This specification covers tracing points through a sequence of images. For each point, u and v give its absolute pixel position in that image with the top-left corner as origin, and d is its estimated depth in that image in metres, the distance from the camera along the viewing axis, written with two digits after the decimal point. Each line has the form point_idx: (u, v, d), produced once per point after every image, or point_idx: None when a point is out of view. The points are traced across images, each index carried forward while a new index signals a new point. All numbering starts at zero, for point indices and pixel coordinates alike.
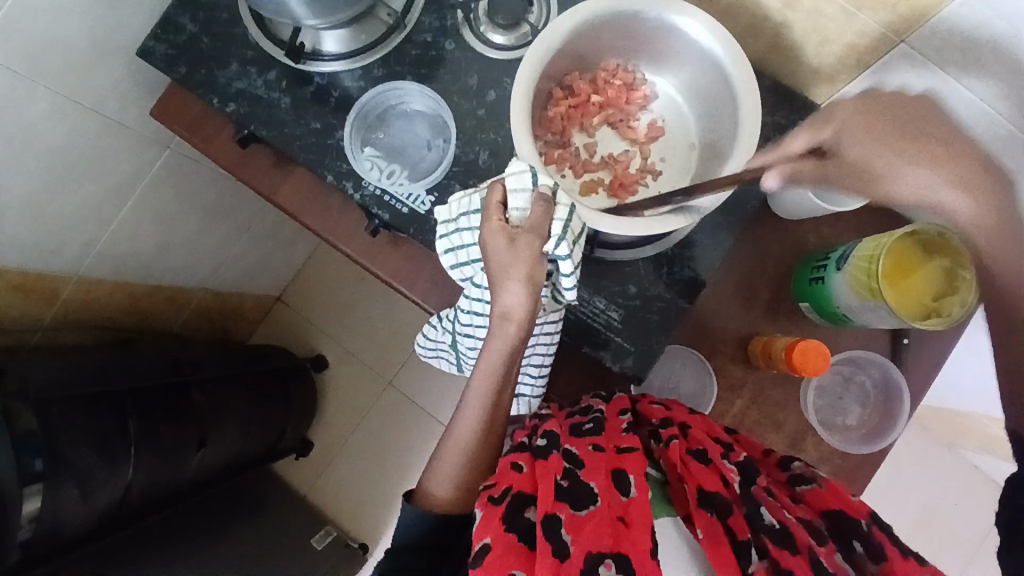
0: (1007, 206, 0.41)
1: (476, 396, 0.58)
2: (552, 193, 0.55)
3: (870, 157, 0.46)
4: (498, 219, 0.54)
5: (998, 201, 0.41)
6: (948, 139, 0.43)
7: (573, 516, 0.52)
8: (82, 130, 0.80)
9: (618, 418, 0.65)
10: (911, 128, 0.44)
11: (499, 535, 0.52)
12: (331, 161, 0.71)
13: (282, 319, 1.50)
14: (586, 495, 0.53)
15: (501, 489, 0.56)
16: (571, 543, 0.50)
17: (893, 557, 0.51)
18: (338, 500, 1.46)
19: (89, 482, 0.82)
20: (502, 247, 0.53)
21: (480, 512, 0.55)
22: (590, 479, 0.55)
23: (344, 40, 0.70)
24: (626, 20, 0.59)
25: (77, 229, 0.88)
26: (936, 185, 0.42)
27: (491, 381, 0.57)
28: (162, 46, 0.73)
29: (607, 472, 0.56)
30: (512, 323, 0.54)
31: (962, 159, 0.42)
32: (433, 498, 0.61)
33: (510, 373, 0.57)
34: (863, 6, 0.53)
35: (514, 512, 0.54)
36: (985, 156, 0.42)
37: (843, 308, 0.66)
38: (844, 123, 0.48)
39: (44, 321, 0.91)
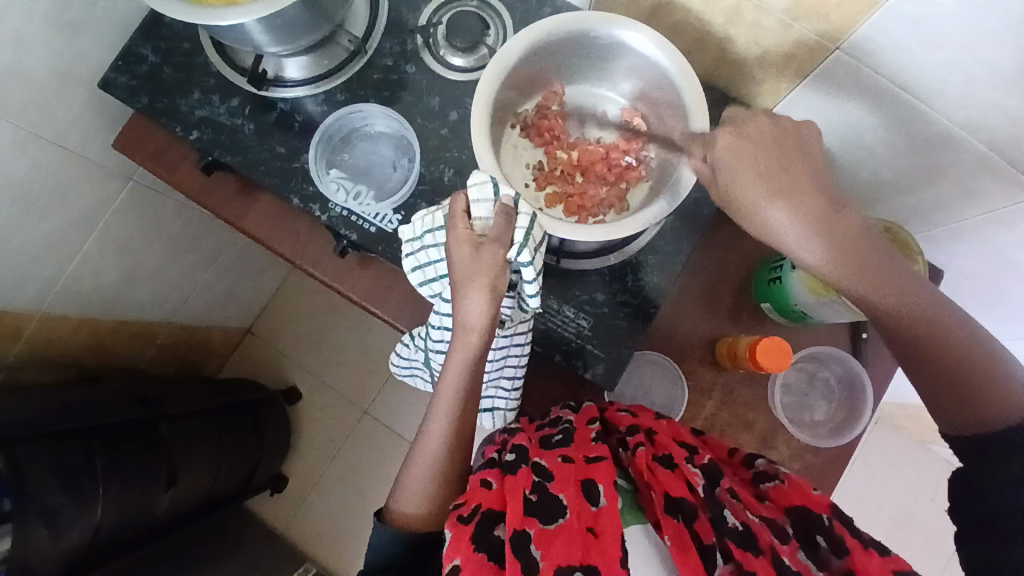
0: (843, 251, 0.51)
1: (443, 404, 0.59)
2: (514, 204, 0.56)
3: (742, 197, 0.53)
4: (464, 228, 0.56)
5: (834, 248, 0.51)
6: (806, 190, 0.52)
7: (542, 530, 0.53)
8: (42, 163, 0.79)
9: (588, 427, 0.66)
10: (775, 175, 0.52)
11: (469, 554, 0.52)
12: (297, 184, 0.71)
13: (253, 351, 1.48)
14: (557, 507, 0.55)
15: (471, 507, 0.56)
16: (542, 558, 0.51)
17: (854, 550, 0.54)
18: (317, 535, 1.42)
19: (57, 522, 0.79)
20: (467, 257, 0.55)
21: (450, 531, 0.55)
22: (560, 491, 0.56)
23: (306, 66, 0.72)
24: (578, 39, 0.62)
25: (41, 264, 0.86)
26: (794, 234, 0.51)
27: (457, 389, 0.58)
28: (123, 77, 0.73)
29: (576, 482, 0.57)
30: (474, 333, 0.56)
31: (811, 211, 0.51)
32: (406, 515, 0.60)
33: (475, 379, 0.59)
34: (797, 17, 0.56)
35: (484, 530, 0.54)
36: (826, 206, 0.52)
37: (801, 305, 0.69)
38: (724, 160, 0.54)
39: (9, 359, 0.88)
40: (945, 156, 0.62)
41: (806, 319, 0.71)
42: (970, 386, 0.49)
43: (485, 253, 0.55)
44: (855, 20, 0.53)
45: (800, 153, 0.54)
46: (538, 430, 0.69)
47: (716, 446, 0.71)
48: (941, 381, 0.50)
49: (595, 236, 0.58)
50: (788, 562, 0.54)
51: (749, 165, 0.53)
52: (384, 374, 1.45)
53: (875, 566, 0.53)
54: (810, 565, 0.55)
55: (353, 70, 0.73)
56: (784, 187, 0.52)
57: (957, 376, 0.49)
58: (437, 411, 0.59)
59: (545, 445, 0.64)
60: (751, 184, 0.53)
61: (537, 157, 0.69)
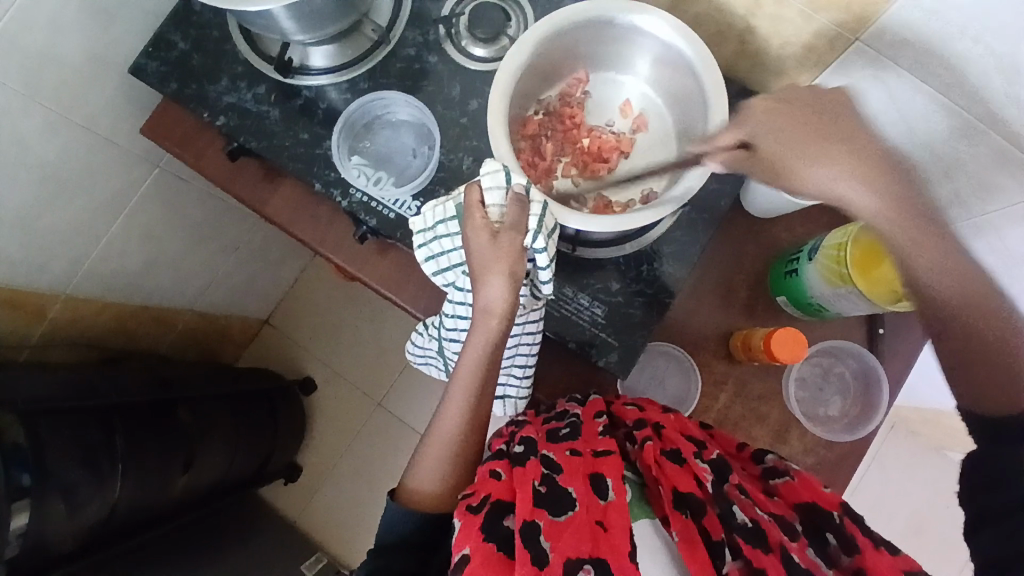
0: (905, 204, 0.47)
1: (460, 387, 0.60)
2: (527, 192, 0.57)
3: (782, 153, 0.52)
4: (481, 216, 0.56)
5: (898, 201, 0.48)
6: (853, 142, 0.50)
7: (552, 521, 0.53)
8: (73, 147, 0.82)
9: (594, 420, 0.66)
10: (819, 128, 0.51)
11: (478, 544, 0.53)
12: (319, 169, 0.73)
13: (269, 341, 1.50)
14: (566, 500, 0.55)
15: (479, 498, 0.58)
16: (551, 550, 0.51)
17: (865, 548, 0.54)
18: (328, 524, 1.44)
19: (75, 497, 0.81)
20: (484, 246, 0.56)
21: (460, 521, 0.56)
22: (569, 484, 0.57)
23: (331, 55, 0.73)
24: (601, 27, 0.63)
25: (67, 246, 0.89)
26: (845, 186, 0.49)
27: (475, 372, 0.59)
28: (154, 64, 0.76)
29: (584, 476, 0.58)
30: (493, 317, 0.57)
31: (865, 163, 0.49)
32: (420, 493, 0.61)
33: (493, 363, 0.60)
34: (818, 7, 0.57)
35: (494, 521, 0.55)
36: (886, 158, 0.49)
37: (817, 298, 0.69)
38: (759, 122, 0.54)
39: (31, 338, 0.91)
40: None
41: (822, 313, 0.71)
42: (1010, 368, 0.47)
43: (501, 240, 0.56)
44: (875, 10, 0.53)
45: (843, 115, 0.52)
46: (544, 423, 0.69)
47: (722, 438, 0.71)
48: (976, 360, 0.48)
49: (609, 226, 0.59)
50: (797, 559, 0.54)
51: (785, 134, 0.53)
52: (398, 367, 1.47)
53: (886, 565, 0.53)
54: (819, 563, 0.54)
55: (376, 59, 0.74)
56: (826, 144, 0.50)
57: (999, 352, 0.47)
58: (454, 394, 0.60)
59: (552, 438, 0.65)
60: (789, 141, 0.52)
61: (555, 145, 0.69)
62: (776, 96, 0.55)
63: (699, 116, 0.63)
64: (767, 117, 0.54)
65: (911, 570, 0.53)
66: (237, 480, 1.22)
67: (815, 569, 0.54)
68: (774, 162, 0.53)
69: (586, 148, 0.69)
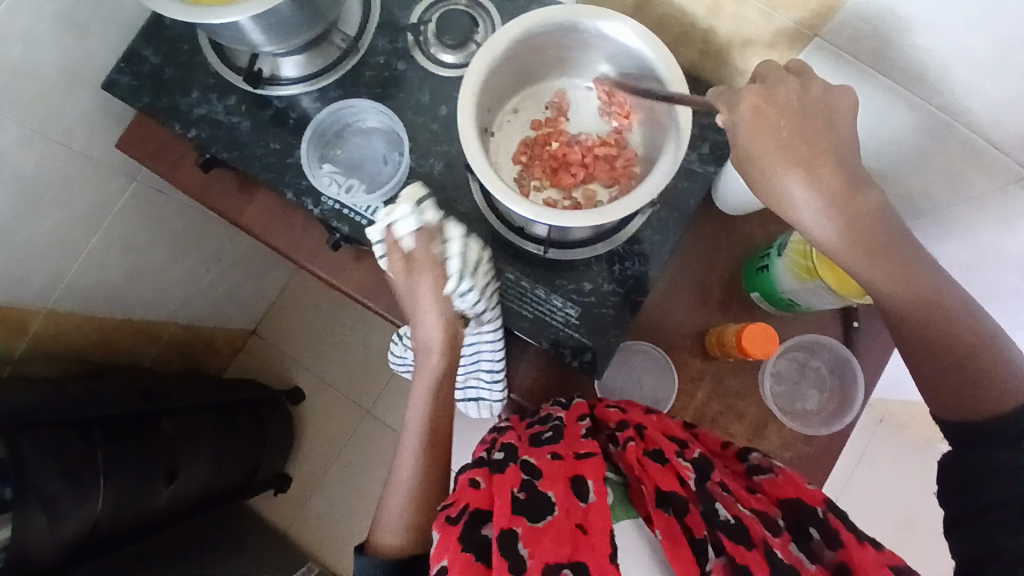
0: (858, 229, 0.52)
1: (412, 432, 0.68)
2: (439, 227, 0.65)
3: (762, 157, 0.54)
4: (398, 256, 0.65)
5: (851, 227, 0.52)
6: (827, 161, 0.52)
7: (530, 529, 0.54)
8: (49, 162, 0.82)
9: (577, 423, 0.67)
10: (800, 142, 0.53)
11: (456, 554, 0.54)
12: (291, 178, 0.73)
13: (257, 352, 1.49)
14: (545, 505, 0.55)
15: (458, 509, 0.59)
16: (530, 556, 0.52)
17: (849, 543, 0.54)
18: (319, 535, 1.43)
19: (57, 510, 0.81)
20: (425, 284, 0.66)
21: (439, 532, 0.57)
22: (548, 489, 0.57)
23: (301, 63, 0.74)
24: (566, 31, 0.63)
25: (47, 260, 0.89)
26: (810, 204, 0.52)
27: (422, 411, 0.68)
28: (126, 78, 0.76)
29: (564, 479, 0.58)
30: (432, 354, 0.68)
31: (831, 184, 0.52)
32: (386, 543, 0.64)
33: (439, 403, 0.69)
34: (773, 6, 0.58)
35: (472, 530, 0.55)
36: (850, 180, 0.52)
37: (787, 293, 0.69)
38: (747, 120, 0.54)
39: (15, 352, 0.91)
40: (928, 140, 0.62)
41: (794, 308, 0.72)
42: (972, 376, 0.51)
43: (439, 276, 0.65)
44: (828, 6, 0.54)
45: (823, 127, 0.53)
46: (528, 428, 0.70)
47: (706, 438, 0.72)
48: (937, 366, 0.53)
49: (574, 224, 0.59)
50: (779, 555, 0.54)
51: (772, 136, 0.53)
52: (387, 374, 1.47)
53: (871, 560, 0.53)
54: (801, 557, 0.55)
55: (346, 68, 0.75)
56: (803, 160, 0.52)
57: (958, 362, 0.52)
58: (408, 441, 0.68)
59: (535, 442, 0.66)
60: (771, 152, 0.53)
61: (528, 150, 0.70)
62: (767, 91, 0.54)
63: (662, 115, 0.63)
64: (751, 116, 0.54)
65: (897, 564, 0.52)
66: (225, 491, 1.21)
67: (800, 565, 0.54)
68: (754, 161, 0.54)
69: (555, 153, 0.68)
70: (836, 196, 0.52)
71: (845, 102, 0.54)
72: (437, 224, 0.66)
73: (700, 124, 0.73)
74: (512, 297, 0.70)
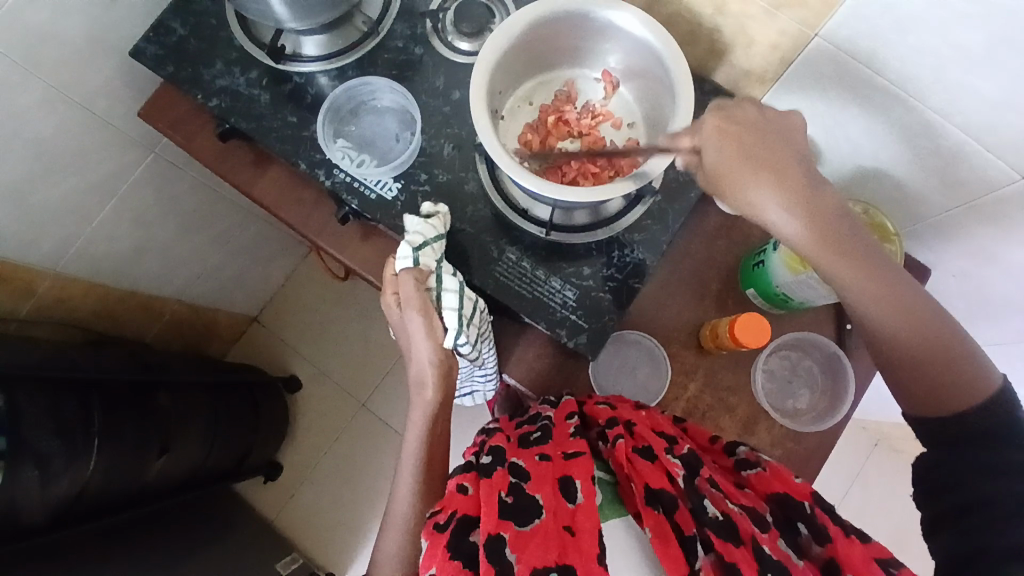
0: (822, 231, 0.55)
1: (406, 469, 0.72)
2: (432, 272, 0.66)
3: (729, 170, 0.56)
4: (389, 296, 0.67)
5: (819, 229, 0.55)
6: (790, 173, 0.56)
7: (518, 533, 0.54)
8: (70, 124, 0.84)
9: (566, 422, 0.68)
10: (763, 154, 0.56)
11: (443, 563, 0.54)
12: (305, 150, 0.75)
13: (256, 339, 1.50)
14: (533, 507, 0.56)
15: (447, 515, 0.59)
16: (517, 560, 0.52)
17: (836, 538, 0.55)
18: (306, 526, 1.43)
19: (49, 468, 0.82)
20: (420, 328, 0.66)
21: (428, 540, 0.58)
22: (536, 492, 0.58)
23: (323, 43, 0.77)
24: (578, 19, 0.65)
25: (60, 222, 0.91)
26: (775, 210, 0.56)
27: (417, 450, 0.72)
28: (153, 47, 0.79)
29: (553, 481, 0.59)
30: (427, 390, 0.70)
31: (797, 194, 0.56)
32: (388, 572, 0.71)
33: (433, 441, 0.72)
34: (778, 5, 0.60)
35: (460, 538, 0.56)
36: (812, 189, 0.56)
37: (781, 287, 0.71)
38: (709, 139, 0.57)
39: (20, 312, 0.93)
40: (926, 143, 0.64)
41: (789, 304, 0.73)
42: (938, 375, 0.54)
43: (435, 324, 0.67)
44: (832, 5, 0.57)
45: (782, 143, 0.57)
46: (519, 427, 0.72)
47: (695, 432, 0.71)
48: (899, 365, 0.56)
49: (577, 199, 0.61)
50: (768, 552, 0.54)
51: (736, 152, 0.56)
52: (384, 368, 1.47)
53: (858, 553, 0.54)
54: (790, 553, 0.56)
55: (365, 50, 0.78)
56: (768, 169, 0.56)
57: (927, 361, 0.55)
58: (403, 477, 0.72)
59: (523, 443, 0.67)
60: (737, 164, 0.56)
61: (536, 134, 0.72)
62: (726, 113, 0.58)
63: (667, 104, 0.66)
64: (716, 138, 0.57)
65: (883, 558, 0.54)
66: (215, 473, 1.22)
67: (788, 561, 0.55)
68: (718, 176, 0.57)
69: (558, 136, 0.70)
70: (800, 200, 0.55)
71: (798, 122, 0.59)
72: (433, 269, 0.66)
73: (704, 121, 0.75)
74: (512, 277, 0.71)
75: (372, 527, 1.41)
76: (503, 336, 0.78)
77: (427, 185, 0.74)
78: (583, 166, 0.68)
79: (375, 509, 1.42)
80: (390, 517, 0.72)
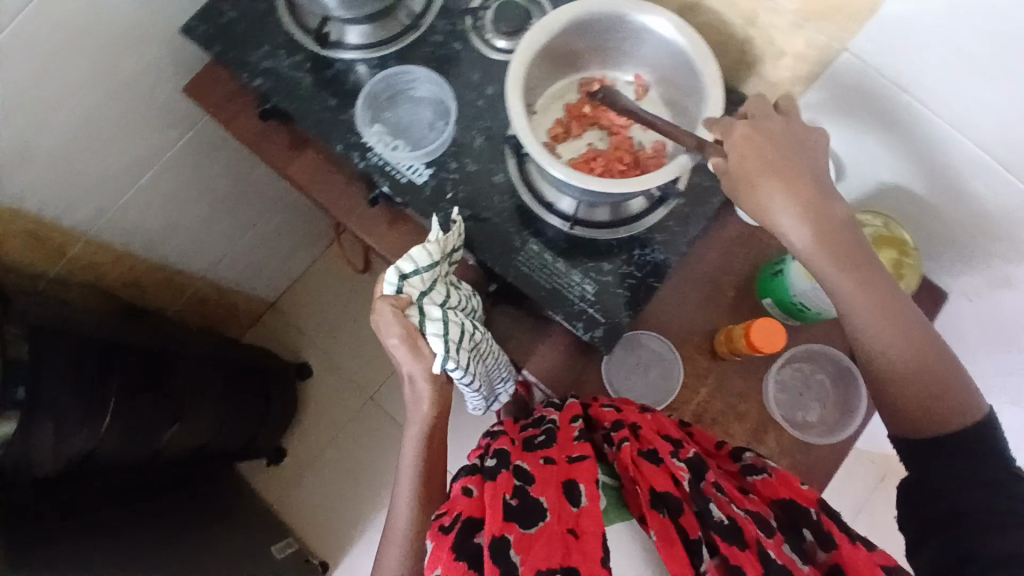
0: (829, 240, 0.57)
1: (404, 482, 0.73)
2: (412, 300, 0.65)
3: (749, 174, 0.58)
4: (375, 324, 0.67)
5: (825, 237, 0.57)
6: (805, 182, 0.58)
7: (522, 535, 0.55)
8: (118, 95, 0.88)
9: (571, 425, 0.68)
10: (783, 161, 0.58)
11: (449, 564, 0.55)
12: (342, 133, 0.78)
13: (272, 325, 1.52)
14: (538, 511, 0.57)
15: (452, 517, 0.60)
16: (521, 562, 0.53)
17: (842, 545, 0.56)
18: (304, 514, 1.43)
19: (64, 425, 0.84)
20: (405, 352, 0.66)
21: (433, 542, 0.59)
22: (541, 495, 0.58)
23: (365, 32, 0.79)
24: (613, 21, 0.68)
25: (98, 189, 0.95)
26: (788, 215, 0.58)
27: (416, 463, 0.72)
28: (204, 27, 0.82)
29: (557, 485, 0.59)
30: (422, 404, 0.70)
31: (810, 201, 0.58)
32: None
33: (430, 452, 0.73)
34: (807, 19, 0.62)
35: (465, 538, 0.57)
36: (823, 199, 0.58)
37: (799, 295, 0.72)
38: (737, 139, 0.59)
39: (51, 273, 0.96)
40: (947, 161, 0.65)
41: (803, 314, 0.74)
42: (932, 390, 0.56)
43: (421, 346, 0.66)
44: (860, 20, 0.58)
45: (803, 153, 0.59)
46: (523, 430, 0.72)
47: (702, 437, 0.71)
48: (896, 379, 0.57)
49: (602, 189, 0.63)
50: (774, 556, 0.55)
51: (760, 157, 0.58)
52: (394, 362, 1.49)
53: (863, 560, 0.55)
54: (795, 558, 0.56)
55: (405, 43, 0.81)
56: (786, 177, 0.58)
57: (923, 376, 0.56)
58: (402, 489, 0.72)
59: (528, 445, 0.68)
60: (759, 170, 0.58)
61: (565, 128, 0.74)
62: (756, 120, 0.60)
63: (696, 108, 0.68)
64: (745, 142, 0.59)
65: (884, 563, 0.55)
66: (222, 450, 1.24)
67: (792, 564, 0.55)
68: (738, 179, 0.59)
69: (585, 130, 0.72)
70: (812, 208, 0.58)
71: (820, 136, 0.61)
72: (414, 296, 0.66)
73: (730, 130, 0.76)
74: (533, 268, 0.73)
75: (370, 520, 1.42)
76: (520, 328, 0.79)
77: (456, 173, 0.76)
78: (608, 162, 0.71)
79: (375, 503, 1.42)
80: (394, 533, 0.72)
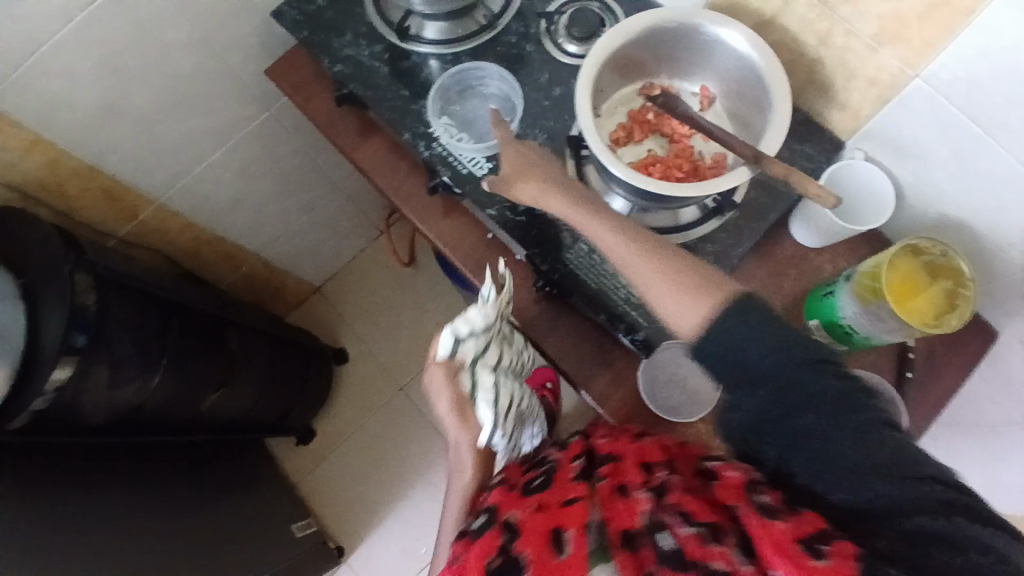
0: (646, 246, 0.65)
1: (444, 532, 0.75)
2: (461, 364, 0.68)
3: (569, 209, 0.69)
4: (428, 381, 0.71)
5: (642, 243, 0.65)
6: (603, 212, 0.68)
7: None
8: (205, 69, 0.94)
9: (567, 465, 0.63)
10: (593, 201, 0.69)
11: None
12: (410, 122, 0.82)
13: (315, 308, 1.56)
14: (515, 569, 0.50)
15: None
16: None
17: (752, 528, 0.48)
18: (327, 495, 1.47)
19: (119, 373, 0.89)
20: (452, 418, 0.70)
21: None
22: (522, 550, 0.51)
23: (443, 29, 0.84)
24: (686, 31, 0.70)
25: (175, 157, 1.00)
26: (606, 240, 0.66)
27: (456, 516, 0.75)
28: (293, 11, 0.87)
29: (542, 533, 0.52)
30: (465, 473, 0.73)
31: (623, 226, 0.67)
32: None
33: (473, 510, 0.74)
34: (883, 42, 0.63)
35: None
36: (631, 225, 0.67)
37: (847, 319, 0.70)
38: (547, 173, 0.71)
39: (121, 232, 1.02)
40: (1010, 196, 0.65)
41: (853, 338, 0.72)
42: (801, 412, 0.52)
43: (468, 414, 0.70)
44: (936, 46, 0.60)
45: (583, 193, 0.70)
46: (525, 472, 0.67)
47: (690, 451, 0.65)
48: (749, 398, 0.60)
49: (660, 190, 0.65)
50: None
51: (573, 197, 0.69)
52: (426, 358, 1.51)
53: None
54: None
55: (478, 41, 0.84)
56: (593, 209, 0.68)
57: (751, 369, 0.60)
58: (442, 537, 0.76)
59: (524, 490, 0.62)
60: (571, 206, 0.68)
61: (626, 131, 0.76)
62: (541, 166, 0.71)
63: (759, 124, 0.69)
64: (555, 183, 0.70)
65: (812, 535, 0.47)
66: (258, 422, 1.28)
67: None
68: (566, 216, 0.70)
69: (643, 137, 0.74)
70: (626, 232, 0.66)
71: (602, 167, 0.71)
72: (463, 361, 0.68)
73: (791, 148, 0.77)
74: (581, 266, 0.75)
75: (389, 510, 1.45)
76: (562, 326, 0.80)
77: None
78: (666, 168, 0.72)
79: (396, 492, 1.46)
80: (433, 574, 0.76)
